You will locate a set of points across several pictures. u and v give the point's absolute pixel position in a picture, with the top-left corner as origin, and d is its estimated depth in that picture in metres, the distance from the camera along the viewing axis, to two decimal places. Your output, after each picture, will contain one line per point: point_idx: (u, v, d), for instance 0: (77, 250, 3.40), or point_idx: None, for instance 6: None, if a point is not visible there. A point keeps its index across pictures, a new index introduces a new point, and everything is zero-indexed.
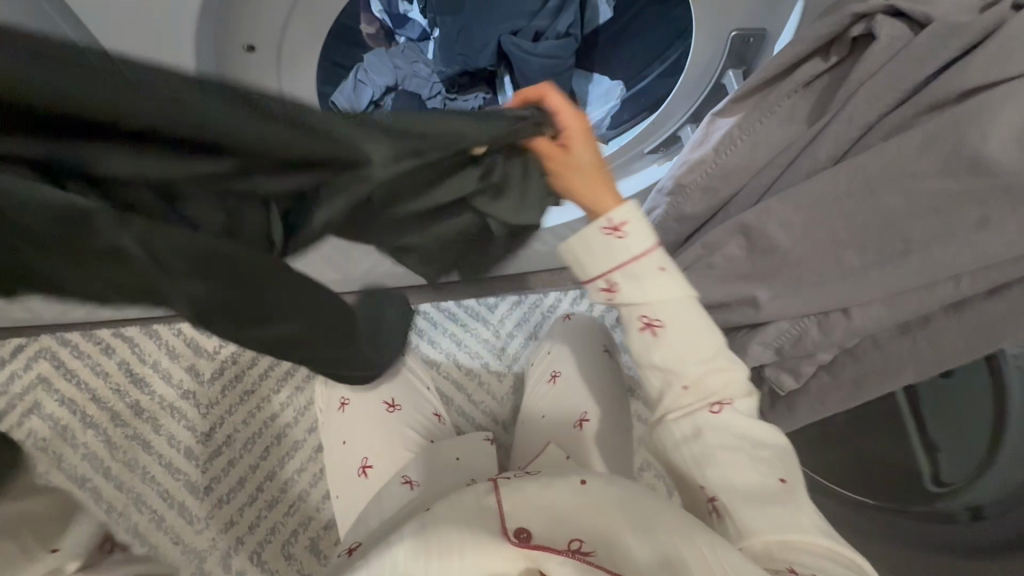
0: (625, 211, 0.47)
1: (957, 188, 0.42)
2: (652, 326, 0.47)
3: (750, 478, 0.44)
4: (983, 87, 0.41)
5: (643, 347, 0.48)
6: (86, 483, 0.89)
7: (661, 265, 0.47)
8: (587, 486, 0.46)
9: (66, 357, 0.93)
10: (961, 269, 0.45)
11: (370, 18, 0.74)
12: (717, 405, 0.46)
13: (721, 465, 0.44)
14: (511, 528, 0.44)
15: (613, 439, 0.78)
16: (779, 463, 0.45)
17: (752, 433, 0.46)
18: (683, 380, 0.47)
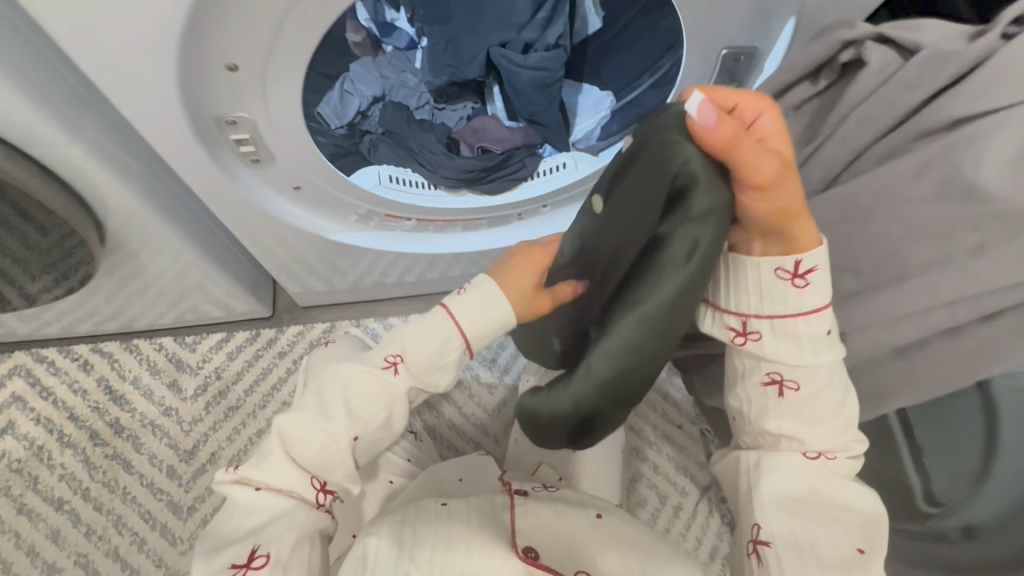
0: (812, 255, 0.43)
1: (950, 215, 0.40)
2: (785, 385, 0.47)
3: (825, 541, 0.45)
4: (973, 115, 0.39)
5: (766, 402, 0.49)
6: (64, 506, 0.97)
7: (829, 328, 0.45)
8: (602, 519, 0.55)
9: (40, 375, 1.04)
10: (958, 296, 0.40)
11: (356, 26, 0.71)
12: (813, 451, 0.48)
13: (796, 521, 0.46)
14: (522, 546, 0.50)
15: (602, 458, 0.86)
16: (857, 527, 0.46)
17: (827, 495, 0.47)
18: (806, 446, 0.48)
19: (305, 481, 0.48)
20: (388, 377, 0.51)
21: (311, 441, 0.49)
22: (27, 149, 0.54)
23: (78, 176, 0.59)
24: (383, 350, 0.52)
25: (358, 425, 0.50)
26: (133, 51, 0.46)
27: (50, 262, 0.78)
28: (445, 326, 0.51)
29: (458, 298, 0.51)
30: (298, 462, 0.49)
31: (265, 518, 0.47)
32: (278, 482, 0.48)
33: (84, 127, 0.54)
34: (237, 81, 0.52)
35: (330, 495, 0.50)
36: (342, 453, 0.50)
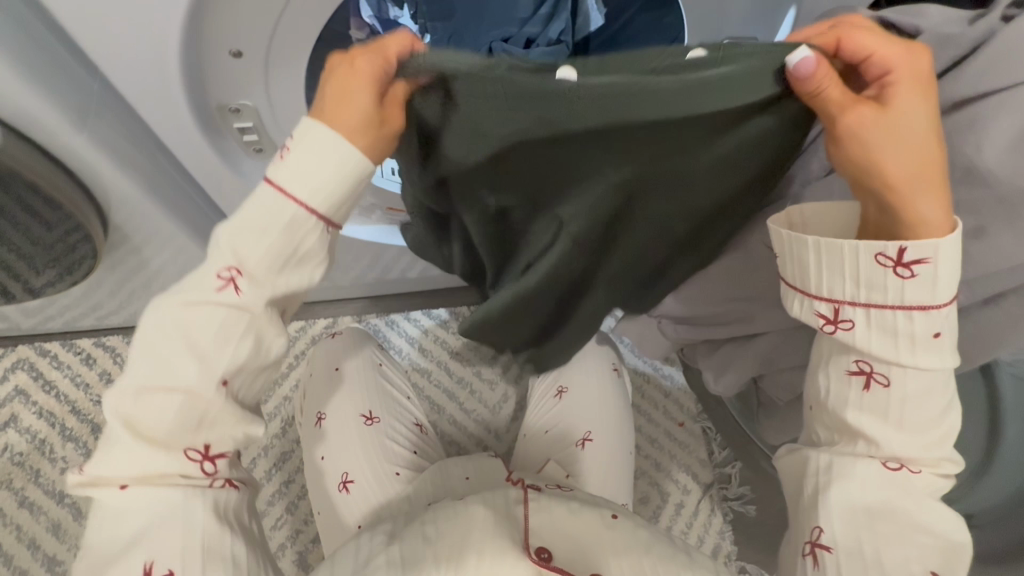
0: (933, 246, 0.37)
1: (949, 200, 0.40)
2: (874, 378, 0.42)
3: (894, 552, 0.40)
4: (975, 98, 0.38)
5: (848, 392, 0.43)
6: (64, 500, 0.97)
7: (938, 331, 0.40)
8: (617, 519, 0.54)
9: (44, 369, 1.05)
10: (960, 278, 0.41)
11: (360, 23, 0.73)
12: (894, 462, 0.42)
13: (863, 533, 0.41)
14: (534, 545, 0.51)
15: (612, 458, 0.86)
16: (937, 550, 0.40)
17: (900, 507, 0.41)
18: (885, 455, 0.42)
19: (176, 453, 0.41)
20: (232, 298, 0.42)
21: (162, 409, 0.40)
22: (34, 138, 0.55)
23: (82, 166, 0.59)
24: (217, 268, 0.42)
25: (220, 363, 0.42)
26: (135, 38, 0.47)
27: (54, 256, 0.79)
28: (281, 212, 0.41)
29: (282, 166, 0.42)
30: (158, 440, 0.41)
31: (142, 526, 0.40)
32: (157, 471, 0.40)
33: (87, 115, 0.55)
34: (240, 68, 0.52)
35: (223, 459, 0.43)
36: (211, 409, 0.42)
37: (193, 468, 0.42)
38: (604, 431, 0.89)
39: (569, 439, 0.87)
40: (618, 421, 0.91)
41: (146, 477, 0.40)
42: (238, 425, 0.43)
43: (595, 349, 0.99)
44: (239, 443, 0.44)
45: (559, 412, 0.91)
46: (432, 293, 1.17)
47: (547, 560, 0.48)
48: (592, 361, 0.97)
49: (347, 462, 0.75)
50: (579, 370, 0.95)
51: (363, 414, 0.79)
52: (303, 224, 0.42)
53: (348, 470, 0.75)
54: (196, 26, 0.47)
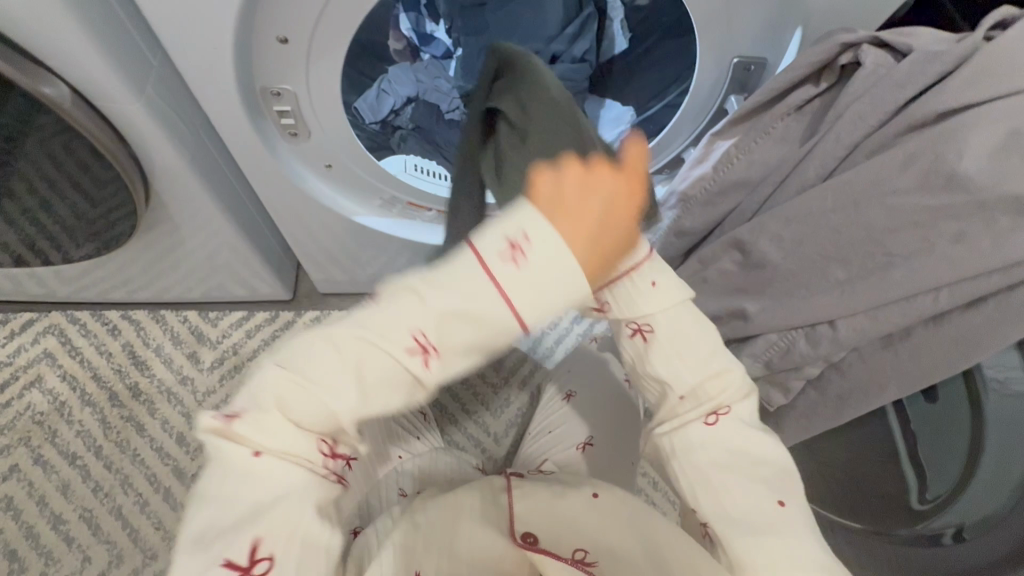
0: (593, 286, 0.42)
1: (934, 203, 0.42)
2: (641, 332, 0.47)
3: (739, 501, 0.42)
4: (957, 110, 0.41)
5: (639, 349, 0.47)
6: (76, 461, 1.02)
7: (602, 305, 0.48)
8: (598, 499, 0.54)
9: (71, 335, 1.10)
10: (939, 282, 0.43)
11: (399, 35, 0.81)
12: (711, 416, 0.45)
13: (728, 483, 0.43)
14: (520, 532, 0.54)
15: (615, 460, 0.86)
16: (767, 480, 0.43)
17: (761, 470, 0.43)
18: (680, 389, 0.46)
19: (304, 442, 0.42)
20: (418, 365, 0.42)
21: (309, 389, 0.40)
22: (94, 103, 0.60)
23: (134, 135, 0.65)
24: (404, 321, 0.41)
25: (376, 373, 0.41)
26: (193, 17, 0.51)
27: (95, 230, 0.84)
28: (496, 310, 0.40)
29: (514, 269, 0.40)
30: (300, 425, 0.41)
31: (256, 504, 0.40)
32: (290, 450, 0.41)
33: (144, 88, 0.60)
34: (287, 54, 0.57)
35: (342, 454, 0.45)
36: (342, 414, 0.42)
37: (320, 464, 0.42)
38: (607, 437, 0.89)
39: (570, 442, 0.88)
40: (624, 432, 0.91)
41: (285, 452, 0.41)
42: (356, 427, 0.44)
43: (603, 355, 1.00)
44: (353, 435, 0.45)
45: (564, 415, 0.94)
46: None
47: (531, 544, 0.52)
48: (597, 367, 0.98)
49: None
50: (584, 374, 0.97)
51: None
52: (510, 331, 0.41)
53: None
54: (250, 11, 0.52)
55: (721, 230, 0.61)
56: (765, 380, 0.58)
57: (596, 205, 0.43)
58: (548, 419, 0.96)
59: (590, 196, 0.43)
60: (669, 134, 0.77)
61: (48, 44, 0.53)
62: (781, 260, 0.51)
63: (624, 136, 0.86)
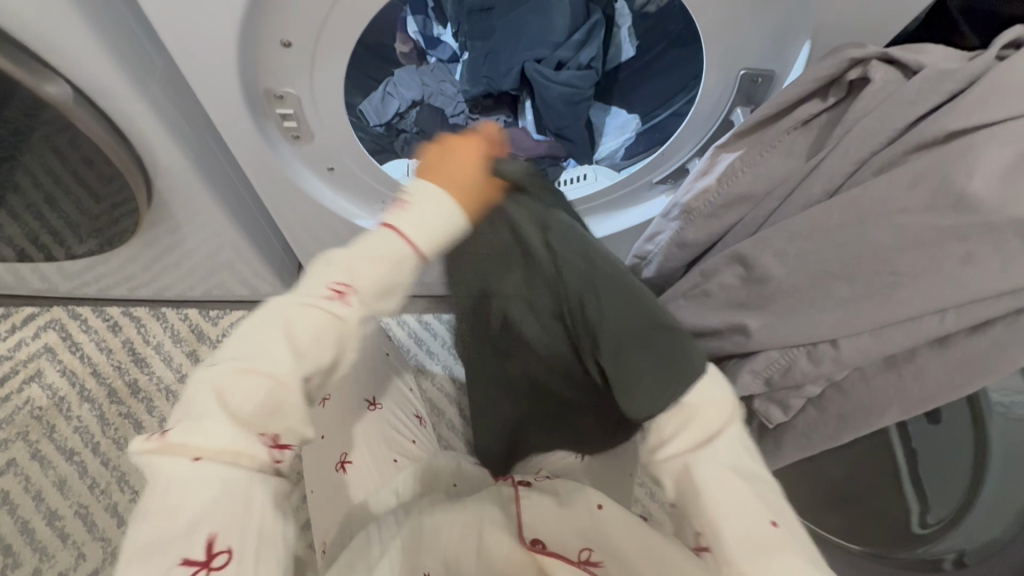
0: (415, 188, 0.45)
1: (943, 223, 0.41)
2: (344, 292, 0.40)
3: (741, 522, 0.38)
4: (968, 129, 0.41)
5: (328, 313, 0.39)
6: (73, 456, 1.02)
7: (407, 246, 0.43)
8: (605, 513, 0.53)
9: (73, 330, 1.11)
10: (946, 303, 0.42)
11: (405, 38, 0.81)
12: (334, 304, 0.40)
13: (730, 512, 0.38)
14: (529, 538, 0.55)
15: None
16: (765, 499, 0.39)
17: (770, 496, 0.39)
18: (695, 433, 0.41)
19: (252, 440, 0.37)
20: (336, 307, 0.40)
21: (246, 395, 0.37)
22: (98, 102, 0.60)
23: (137, 134, 0.65)
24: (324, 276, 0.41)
25: (310, 362, 0.39)
26: (199, 20, 0.51)
27: (97, 226, 0.85)
28: (400, 250, 0.42)
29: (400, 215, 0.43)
30: (246, 422, 0.37)
31: (201, 514, 0.35)
32: (229, 448, 0.36)
33: (148, 88, 0.60)
34: (291, 58, 0.57)
35: (289, 451, 0.39)
36: (292, 400, 0.38)
37: (263, 453, 0.37)
38: None
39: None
40: None
41: (218, 454, 0.36)
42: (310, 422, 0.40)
43: None
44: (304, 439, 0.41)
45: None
46: None
47: (541, 548, 0.55)
48: None
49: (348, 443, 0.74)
50: None
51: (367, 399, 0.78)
52: (398, 255, 0.42)
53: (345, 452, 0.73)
54: (255, 14, 0.52)
55: (724, 242, 0.61)
56: (764, 396, 0.58)
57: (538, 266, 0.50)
58: None
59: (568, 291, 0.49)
60: (674, 144, 0.79)
61: (52, 42, 0.53)
62: (785, 276, 0.51)
63: (629, 142, 0.90)
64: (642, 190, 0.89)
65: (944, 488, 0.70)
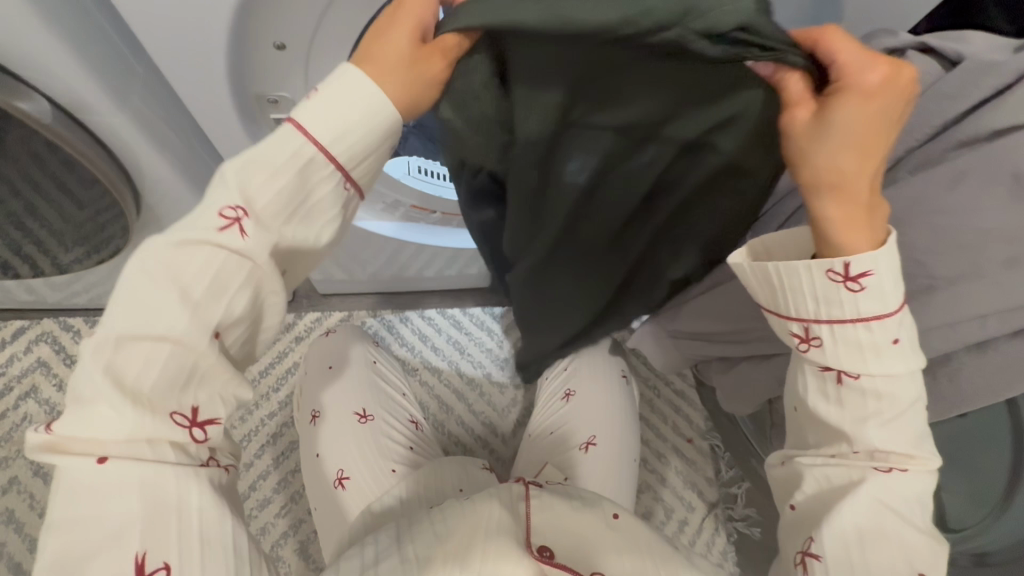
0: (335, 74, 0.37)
1: (990, 227, 0.39)
2: (238, 221, 0.35)
3: (881, 558, 0.37)
4: (1014, 128, 0.39)
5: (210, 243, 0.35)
6: None
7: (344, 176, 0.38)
8: (619, 519, 0.53)
9: (66, 343, 1.07)
10: (989, 309, 0.41)
11: None
12: (232, 213, 0.35)
13: (859, 538, 0.38)
14: (536, 544, 0.49)
15: (615, 464, 0.86)
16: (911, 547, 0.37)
17: (897, 539, 0.37)
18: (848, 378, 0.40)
19: (160, 417, 0.33)
20: (234, 241, 0.35)
21: (141, 363, 0.33)
22: (77, 115, 0.56)
23: (121, 146, 0.61)
24: (209, 204, 0.35)
25: (215, 311, 0.35)
26: (180, 25, 0.47)
27: (83, 234, 0.81)
28: (288, 143, 0.36)
29: (307, 105, 0.37)
30: (136, 402, 0.32)
31: (132, 510, 0.31)
32: (136, 437, 0.32)
33: (130, 99, 0.56)
34: (284, 62, 0.52)
35: (215, 426, 0.36)
36: (203, 364, 0.34)
37: (183, 436, 0.34)
38: (605, 435, 0.88)
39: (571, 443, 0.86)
40: (623, 429, 0.91)
41: (127, 443, 0.32)
42: (229, 384, 0.37)
43: (604, 353, 0.99)
44: (231, 409, 0.37)
45: (567, 415, 0.91)
46: (445, 293, 1.18)
47: (550, 558, 0.47)
48: (598, 365, 0.98)
49: (343, 458, 0.76)
50: (584, 372, 0.96)
51: (357, 412, 0.80)
52: (301, 157, 0.36)
53: (343, 468, 0.75)
54: (245, 18, 0.47)
55: None
56: None
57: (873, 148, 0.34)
58: (548, 419, 0.93)
59: (847, 146, 0.34)
60: None
61: (20, 54, 0.48)
62: None
63: None
64: None
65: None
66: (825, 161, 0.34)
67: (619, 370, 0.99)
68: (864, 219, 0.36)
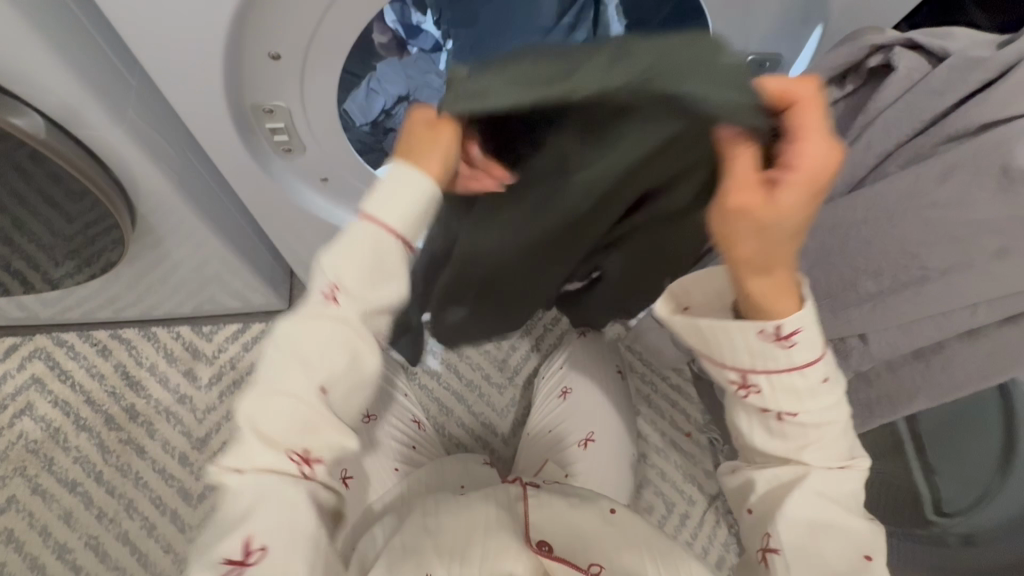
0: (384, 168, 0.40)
1: (980, 219, 0.40)
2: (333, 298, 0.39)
3: (832, 548, 0.41)
4: (1000, 120, 0.40)
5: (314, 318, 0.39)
6: (76, 488, 0.99)
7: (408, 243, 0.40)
8: (615, 515, 0.53)
9: (59, 358, 1.06)
10: (981, 297, 0.42)
11: (383, 28, 0.76)
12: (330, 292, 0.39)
13: (813, 531, 0.41)
14: (535, 539, 0.50)
15: (612, 463, 0.86)
16: (857, 534, 0.42)
17: (844, 525, 0.42)
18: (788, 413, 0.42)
19: (277, 449, 0.39)
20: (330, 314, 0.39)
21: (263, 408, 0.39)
22: (70, 130, 0.56)
23: (116, 159, 0.61)
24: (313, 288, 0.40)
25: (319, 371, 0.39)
26: (176, 38, 0.47)
27: (75, 248, 0.80)
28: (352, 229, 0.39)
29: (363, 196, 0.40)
30: (268, 441, 0.39)
31: (256, 518, 0.38)
32: (264, 463, 0.39)
33: (125, 112, 0.56)
34: (279, 71, 0.52)
35: (320, 465, 0.40)
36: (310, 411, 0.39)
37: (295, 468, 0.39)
38: (604, 431, 0.90)
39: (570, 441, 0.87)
40: (620, 424, 0.92)
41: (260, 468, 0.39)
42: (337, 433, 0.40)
43: (599, 350, 1.00)
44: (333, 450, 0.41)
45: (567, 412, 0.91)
46: None
47: (548, 552, 0.48)
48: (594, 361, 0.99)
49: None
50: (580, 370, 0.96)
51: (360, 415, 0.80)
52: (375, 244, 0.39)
53: None
54: (240, 28, 0.47)
55: None
56: None
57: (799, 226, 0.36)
58: (545, 418, 0.93)
59: (761, 236, 0.35)
60: None
61: (13, 71, 0.48)
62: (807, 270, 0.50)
63: None
64: None
65: (966, 468, 0.70)
66: (746, 242, 0.35)
67: (615, 366, 1.00)
68: (787, 288, 0.38)
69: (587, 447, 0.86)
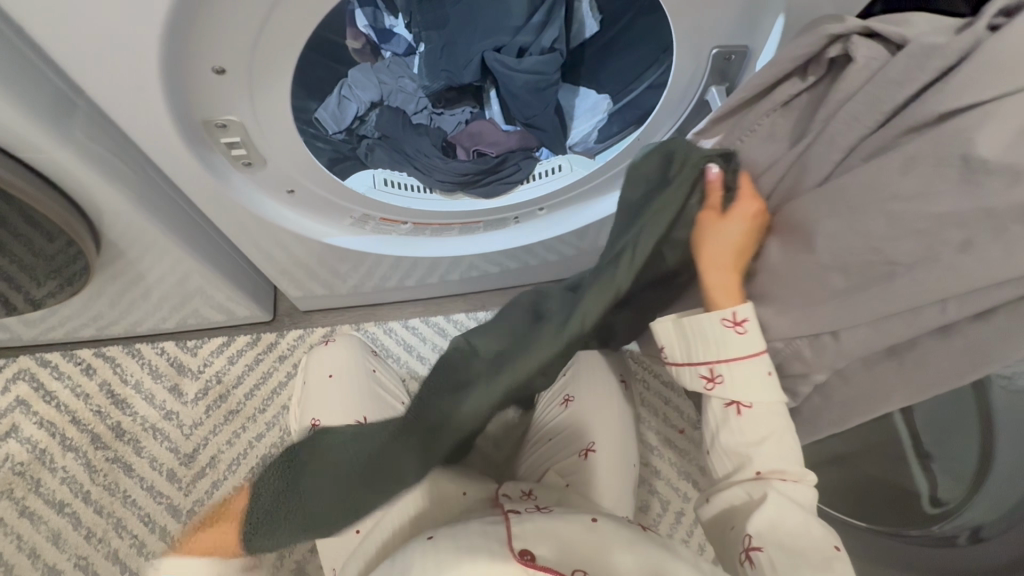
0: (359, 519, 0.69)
1: (942, 210, 0.39)
2: None
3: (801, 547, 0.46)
4: (961, 109, 0.38)
5: None
6: (64, 509, 0.99)
7: None
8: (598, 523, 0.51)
9: (44, 379, 1.06)
10: (948, 294, 0.41)
11: (356, 33, 0.75)
12: None
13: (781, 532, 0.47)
14: (518, 549, 0.46)
15: (616, 470, 0.79)
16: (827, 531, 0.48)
17: (811, 529, 0.48)
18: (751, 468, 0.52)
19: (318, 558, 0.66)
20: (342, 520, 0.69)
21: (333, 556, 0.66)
22: (20, 148, 0.55)
23: (70, 179, 0.61)
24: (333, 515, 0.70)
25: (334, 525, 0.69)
26: (111, 51, 0.46)
27: (54, 268, 0.79)
28: None
29: None
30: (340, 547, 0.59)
31: None
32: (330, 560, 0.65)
33: (73, 131, 0.56)
34: (225, 83, 0.51)
35: None
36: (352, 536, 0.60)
37: None
38: (607, 442, 0.81)
39: (570, 449, 0.80)
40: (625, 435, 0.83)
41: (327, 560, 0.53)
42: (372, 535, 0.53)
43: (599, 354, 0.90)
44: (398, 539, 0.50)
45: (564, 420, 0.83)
46: (428, 301, 1.17)
47: (532, 560, 0.45)
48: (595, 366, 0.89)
49: None
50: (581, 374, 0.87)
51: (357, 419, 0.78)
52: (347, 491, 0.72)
53: None
54: (178, 40, 0.46)
55: None
56: None
57: (744, 255, 0.52)
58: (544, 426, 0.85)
59: None
60: (648, 129, 0.76)
61: None
62: (778, 267, 0.49)
63: (603, 122, 0.85)
64: (616, 176, 0.87)
65: (957, 461, 0.69)
66: None
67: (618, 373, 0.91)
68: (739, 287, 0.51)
69: (588, 456, 0.78)
